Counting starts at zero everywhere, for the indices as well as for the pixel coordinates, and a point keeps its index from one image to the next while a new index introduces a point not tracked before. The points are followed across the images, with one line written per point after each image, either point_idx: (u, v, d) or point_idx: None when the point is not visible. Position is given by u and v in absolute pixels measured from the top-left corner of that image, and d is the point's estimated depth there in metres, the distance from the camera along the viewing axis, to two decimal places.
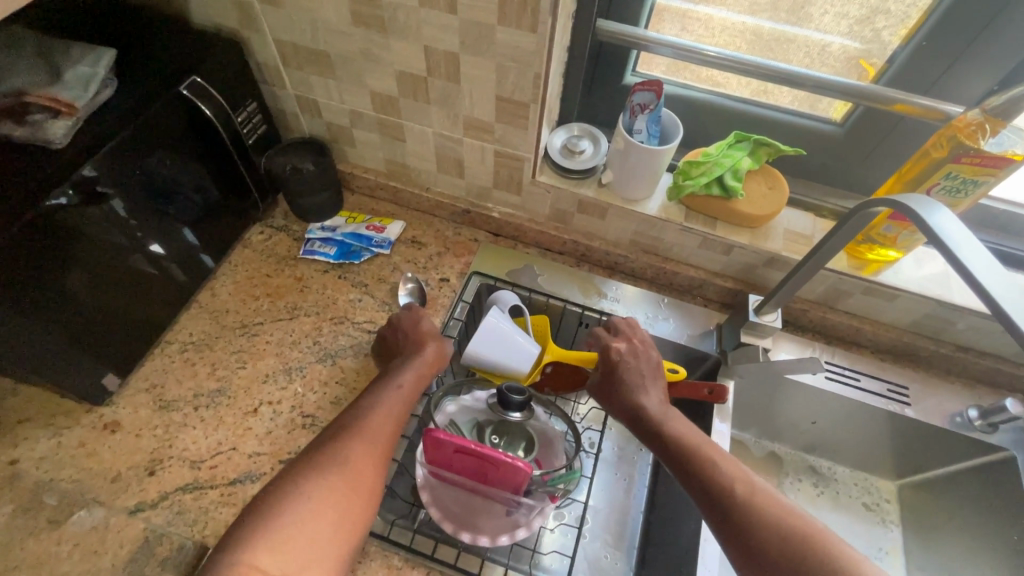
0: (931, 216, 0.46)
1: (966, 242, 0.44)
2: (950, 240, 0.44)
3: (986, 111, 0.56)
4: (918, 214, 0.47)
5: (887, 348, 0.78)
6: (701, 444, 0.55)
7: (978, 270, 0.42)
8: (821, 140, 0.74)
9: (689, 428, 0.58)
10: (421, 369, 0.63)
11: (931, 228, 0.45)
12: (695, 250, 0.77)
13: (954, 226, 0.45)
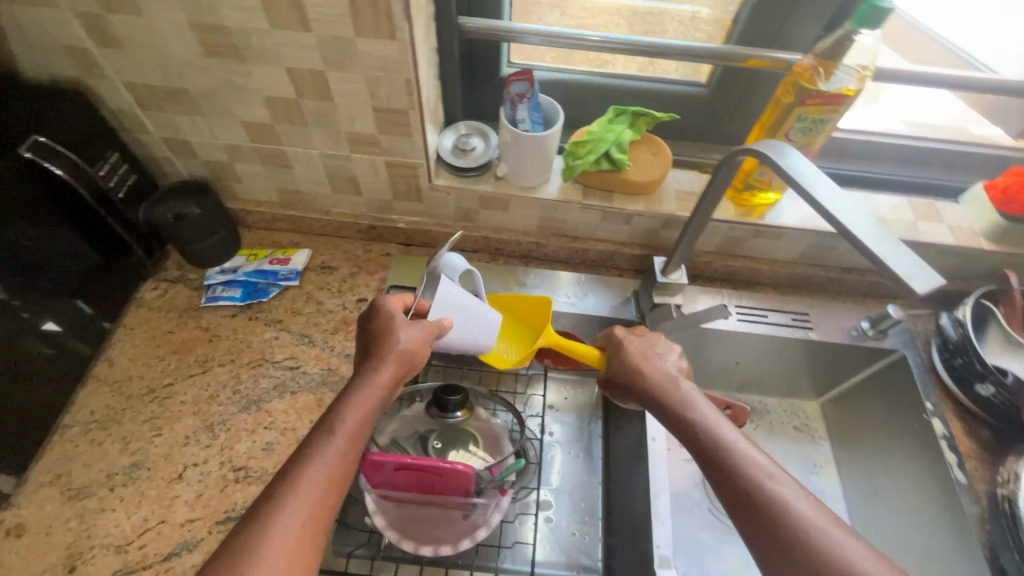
0: (782, 157, 0.51)
1: (815, 176, 0.49)
2: (800, 176, 0.49)
3: (818, 55, 0.62)
4: (772, 157, 0.51)
5: (786, 282, 0.85)
6: (708, 419, 0.53)
7: (824, 198, 0.46)
8: (693, 102, 0.79)
9: (701, 402, 0.56)
10: (374, 387, 0.52)
11: (783, 167, 0.50)
12: (599, 225, 0.80)
13: (802, 163, 0.50)
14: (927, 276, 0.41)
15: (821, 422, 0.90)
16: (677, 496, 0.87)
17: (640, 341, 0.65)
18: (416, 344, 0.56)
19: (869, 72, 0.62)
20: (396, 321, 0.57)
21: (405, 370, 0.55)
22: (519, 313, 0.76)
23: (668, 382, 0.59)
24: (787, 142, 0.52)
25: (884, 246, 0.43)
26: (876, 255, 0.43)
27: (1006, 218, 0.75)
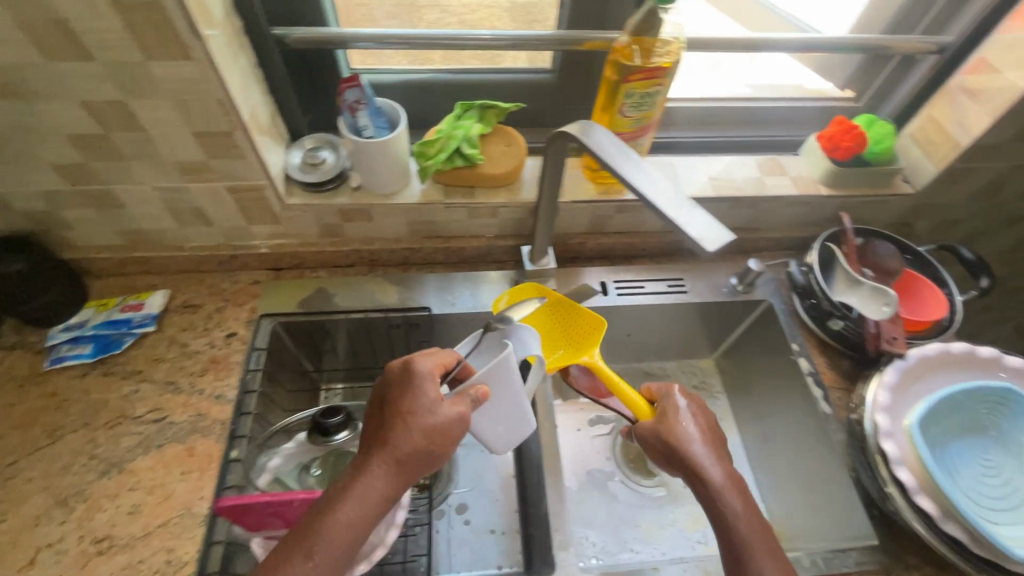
0: (587, 132, 0.54)
1: (621, 153, 0.52)
2: (602, 146, 0.52)
3: (631, 33, 0.64)
4: (579, 132, 0.54)
5: (659, 251, 0.88)
6: (740, 511, 0.52)
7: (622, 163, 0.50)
8: (541, 89, 0.80)
9: (737, 483, 0.54)
10: (375, 490, 0.48)
11: (587, 140, 0.52)
12: (468, 222, 0.80)
13: (605, 137, 0.53)
14: (720, 232, 0.45)
15: (717, 377, 0.95)
16: (591, 473, 0.90)
17: (687, 410, 0.60)
18: (439, 428, 0.50)
19: (680, 42, 0.66)
20: (418, 394, 0.51)
21: (427, 456, 0.50)
22: (555, 313, 0.71)
23: (710, 459, 0.55)
24: (599, 124, 0.54)
25: (683, 211, 0.46)
26: (675, 221, 0.46)
27: (835, 163, 0.81)
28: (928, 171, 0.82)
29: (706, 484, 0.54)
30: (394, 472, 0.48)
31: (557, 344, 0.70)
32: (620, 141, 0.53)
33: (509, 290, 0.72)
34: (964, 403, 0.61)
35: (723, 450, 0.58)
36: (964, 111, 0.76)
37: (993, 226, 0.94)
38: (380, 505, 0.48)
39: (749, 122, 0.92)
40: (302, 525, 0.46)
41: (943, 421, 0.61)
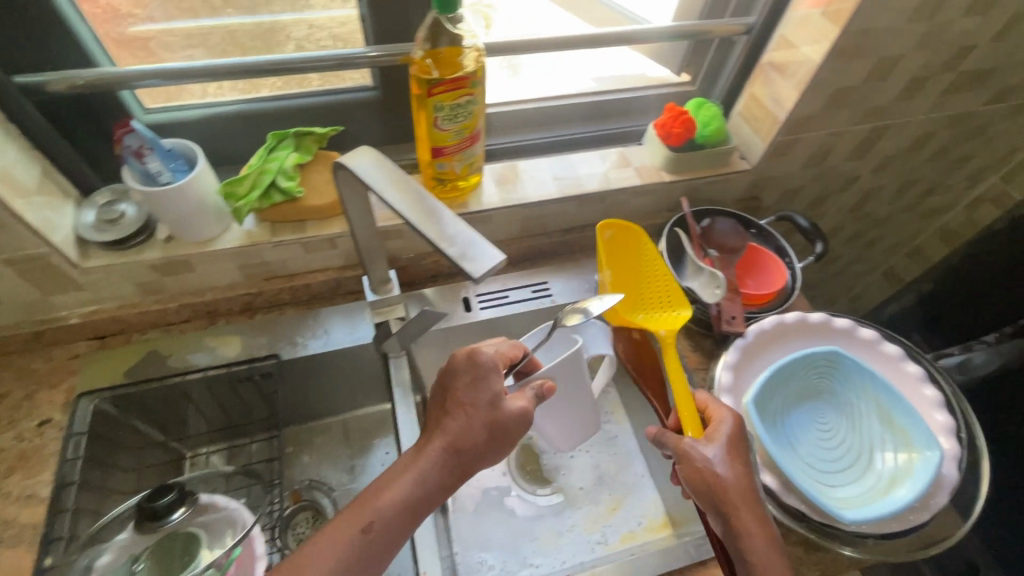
0: (363, 165, 0.47)
1: (409, 188, 0.46)
2: (383, 183, 0.46)
3: (422, 48, 0.62)
4: (355, 166, 0.47)
5: (520, 257, 0.87)
6: (751, 526, 0.52)
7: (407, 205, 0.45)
8: (364, 107, 0.76)
9: (753, 499, 0.53)
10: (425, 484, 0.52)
11: (366, 178, 0.46)
12: (307, 257, 0.75)
13: (384, 167, 0.47)
14: (487, 253, 0.42)
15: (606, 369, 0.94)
16: (486, 492, 0.88)
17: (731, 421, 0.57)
18: (497, 425, 0.54)
19: (475, 44, 0.63)
20: (489, 380, 0.54)
21: (481, 444, 0.53)
22: (649, 273, 0.75)
23: (739, 476, 0.54)
24: (372, 146, 0.49)
25: (451, 235, 0.43)
26: (440, 249, 0.42)
27: (672, 150, 0.83)
28: (758, 147, 0.85)
29: (730, 498, 0.52)
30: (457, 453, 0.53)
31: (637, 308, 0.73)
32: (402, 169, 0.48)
33: (613, 222, 0.72)
34: (795, 372, 0.63)
35: (749, 462, 0.56)
36: (776, 88, 0.79)
37: (833, 189, 1.00)
38: (445, 482, 0.53)
39: (596, 116, 0.92)
40: (375, 488, 0.52)
41: (781, 392, 0.63)
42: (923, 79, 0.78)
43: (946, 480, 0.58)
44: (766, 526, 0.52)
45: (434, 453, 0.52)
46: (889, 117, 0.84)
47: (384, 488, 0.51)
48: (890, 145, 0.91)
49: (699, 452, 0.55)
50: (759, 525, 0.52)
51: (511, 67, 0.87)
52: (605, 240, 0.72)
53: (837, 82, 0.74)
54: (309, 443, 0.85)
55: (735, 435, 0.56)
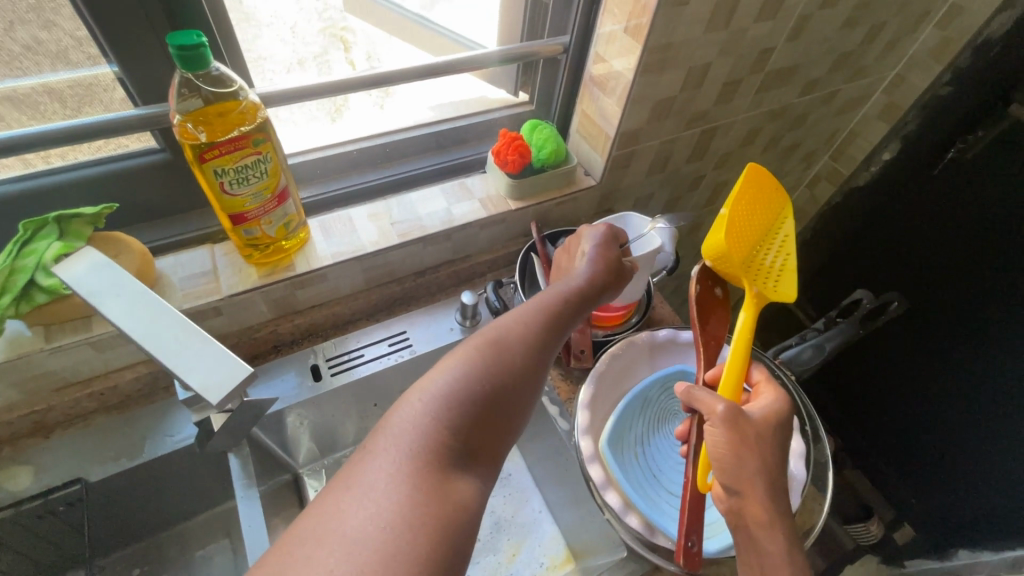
0: (77, 277, 0.40)
1: (136, 298, 0.40)
2: (101, 298, 0.39)
3: (182, 112, 0.54)
4: (65, 279, 0.40)
5: (372, 308, 0.81)
6: (762, 514, 0.48)
7: (132, 324, 0.38)
8: (150, 174, 0.66)
9: (772, 482, 0.48)
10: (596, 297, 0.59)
11: (79, 292, 0.39)
12: (105, 356, 0.63)
13: (107, 275, 0.40)
14: (230, 370, 0.38)
15: None
16: None
17: (775, 403, 0.54)
18: (621, 265, 0.64)
19: (248, 95, 0.56)
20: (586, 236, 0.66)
21: (610, 279, 0.62)
22: (772, 224, 0.66)
23: (767, 452, 0.49)
24: (92, 248, 0.41)
25: (185, 354, 0.38)
26: (172, 374, 0.37)
27: (512, 177, 0.80)
28: (598, 163, 0.84)
29: (751, 476, 0.48)
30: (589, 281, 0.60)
31: (763, 247, 0.64)
32: (131, 274, 0.41)
33: (758, 169, 0.63)
34: (653, 400, 0.70)
35: (783, 448, 0.51)
36: (602, 104, 0.79)
37: (684, 189, 1.02)
38: (548, 326, 0.54)
39: (436, 148, 0.88)
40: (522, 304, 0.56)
41: (646, 422, 0.68)
42: (736, 81, 0.81)
43: (796, 481, 0.63)
44: (783, 521, 0.48)
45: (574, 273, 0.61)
46: (716, 119, 0.87)
47: (478, 337, 0.51)
48: (725, 143, 0.95)
49: (734, 425, 0.50)
50: (776, 517, 0.48)
51: (384, 92, 0.81)
52: (747, 181, 0.62)
53: (655, 94, 0.74)
54: (161, 559, 0.74)
55: (775, 417, 0.52)
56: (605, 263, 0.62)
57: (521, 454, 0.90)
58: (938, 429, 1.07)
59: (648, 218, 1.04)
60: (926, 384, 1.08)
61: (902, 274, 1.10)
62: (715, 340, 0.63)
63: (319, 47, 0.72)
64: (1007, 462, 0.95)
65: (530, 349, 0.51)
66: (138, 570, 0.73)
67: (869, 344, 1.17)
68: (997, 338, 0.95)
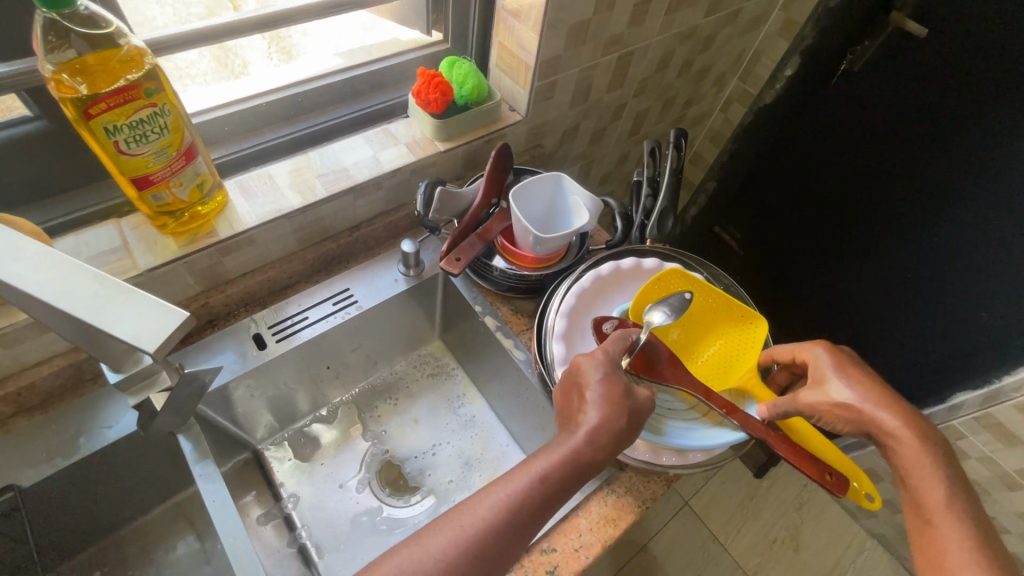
0: None
1: (41, 258, 0.38)
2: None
3: (49, 61, 0.48)
4: None
5: (310, 270, 0.78)
6: (905, 440, 0.54)
7: (42, 287, 0.36)
8: (27, 148, 0.59)
9: (895, 405, 0.56)
10: (603, 457, 0.53)
11: None
12: (15, 351, 0.58)
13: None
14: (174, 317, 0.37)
15: (449, 353, 0.94)
16: (354, 521, 0.77)
17: (821, 356, 0.59)
18: (637, 408, 0.55)
19: (128, 40, 0.50)
20: (609, 344, 0.58)
21: (627, 422, 0.54)
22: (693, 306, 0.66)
23: (862, 394, 0.56)
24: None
25: (116, 309, 0.38)
26: (104, 332, 0.37)
27: (436, 118, 0.78)
28: (522, 96, 0.84)
29: (867, 420, 0.56)
30: (603, 425, 0.53)
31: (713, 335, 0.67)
32: (21, 235, 0.38)
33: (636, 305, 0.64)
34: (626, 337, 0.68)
35: (863, 368, 0.59)
36: (519, 34, 0.77)
37: (607, 119, 1.03)
38: (555, 491, 0.51)
39: (352, 95, 0.83)
40: (523, 463, 0.52)
41: None
42: (645, 2, 0.82)
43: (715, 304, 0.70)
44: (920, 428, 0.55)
45: (592, 416, 0.53)
46: (631, 43, 0.88)
47: (463, 521, 0.48)
48: (641, 68, 0.96)
49: (813, 404, 0.57)
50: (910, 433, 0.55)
51: (277, 51, 0.75)
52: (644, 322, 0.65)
53: (569, 18, 0.74)
54: (121, 556, 0.71)
55: (836, 363, 0.58)
56: (624, 401, 0.54)
57: (482, 396, 0.91)
58: (870, 316, 1.18)
59: (576, 152, 1.05)
60: (854, 274, 1.17)
61: (825, 177, 1.14)
62: (668, 362, 0.62)
63: (203, 8, 0.63)
64: (931, 330, 1.07)
65: (523, 537, 0.49)
66: (98, 573, 0.69)
67: (806, 246, 1.24)
68: (924, 221, 1.02)
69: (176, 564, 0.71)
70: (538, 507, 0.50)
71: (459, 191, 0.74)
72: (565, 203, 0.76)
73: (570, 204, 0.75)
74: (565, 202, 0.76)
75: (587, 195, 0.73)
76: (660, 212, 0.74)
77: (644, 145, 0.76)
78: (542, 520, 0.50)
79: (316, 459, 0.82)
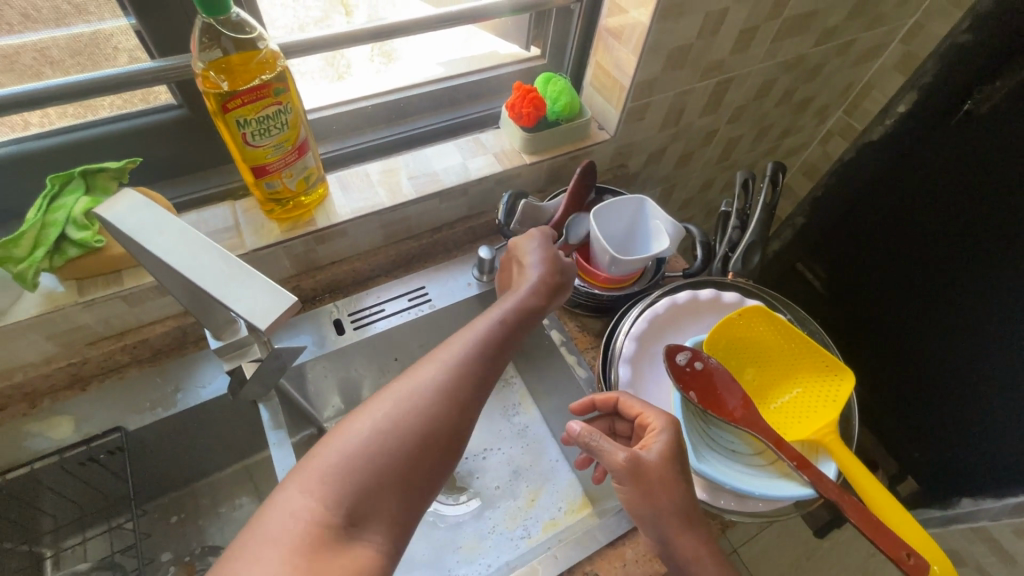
0: (117, 217, 0.41)
1: (180, 234, 0.42)
2: (141, 234, 0.41)
3: (202, 59, 0.54)
4: (106, 219, 0.41)
5: (391, 265, 0.82)
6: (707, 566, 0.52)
7: (179, 260, 0.41)
8: (168, 131, 0.67)
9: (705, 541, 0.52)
10: (548, 297, 0.62)
11: (123, 230, 0.41)
12: (136, 310, 0.65)
13: (145, 213, 0.42)
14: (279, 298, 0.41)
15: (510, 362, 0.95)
16: None
17: (664, 429, 0.54)
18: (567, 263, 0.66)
19: (266, 44, 0.56)
20: (529, 253, 0.66)
21: (562, 273, 0.65)
22: (770, 348, 0.64)
23: (669, 493, 0.51)
24: (130, 190, 0.43)
25: (234, 285, 0.41)
26: (224, 304, 0.41)
27: (526, 131, 0.80)
28: (613, 116, 0.84)
29: (662, 514, 0.51)
30: (519, 304, 0.60)
31: (790, 380, 0.63)
32: (165, 210, 0.43)
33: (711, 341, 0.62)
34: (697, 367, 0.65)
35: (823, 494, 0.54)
36: (617, 55, 0.78)
37: (696, 143, 1.01)
38: (517, 326, 0.58)
39: (448, 104, 0.87)
40: (440, 345, 0.54)
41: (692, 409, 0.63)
42: (752, 29, 0.79)
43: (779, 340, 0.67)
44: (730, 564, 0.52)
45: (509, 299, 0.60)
46: (732, 68, 0.86)
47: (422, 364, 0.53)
48: (738, 95, 0.93)
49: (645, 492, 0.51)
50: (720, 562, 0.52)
51: (384, 56, 0.80)
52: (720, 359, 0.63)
53: (671, 42, 0.74)
54: (195, 506, 0.78)
55: (670, 448, 0.52)
56: (542, 288, 0.62)
57: (537, 408, 0.91)
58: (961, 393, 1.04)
59: (660, 175, 1.04)
60: (945, 341, 1.04)
61: (922, 228, 1.04)
62: (741, 402, 0.59)
63: (321, 11, 0.70)
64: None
65: (499, 354, 0.55)
66: (174, 518, 0.76)
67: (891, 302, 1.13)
68: None
69: (240, 520, 0.77)
70: (504, 333, 0.56)
71: (541, 204, 0.75)
72: (646, 227, 0.75)
73: (651, 229, 0.74)
74: (645, 225, 0.75)
75: (671, 221, 0.72)
76: (747, 246, 0.71)
77: (738, 176, 0.74)
78: (510, 349, 0.57)
79: None
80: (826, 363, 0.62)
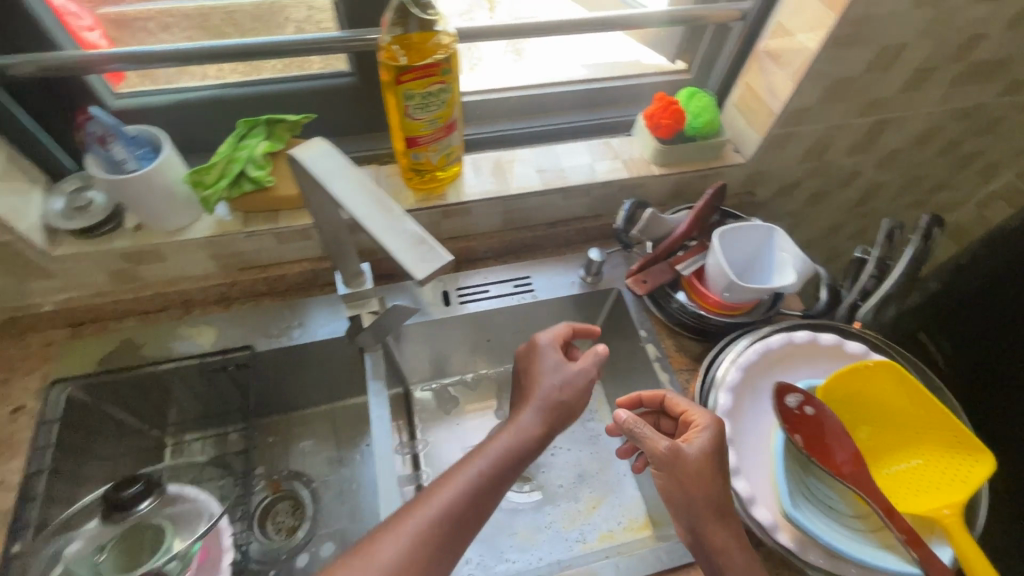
0: (309, 158, 0.48)
1: (357, 181, 0.48)
2: (327, 176, 0.47)
3: (389, 34, 0.60)
4: (300, 159, 0.48)
5: (502, 251, 0.86)
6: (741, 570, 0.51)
7: (353, 204, 0.46)
8: (338, 94, 0.74)
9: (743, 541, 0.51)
10: (556, 421, 0.62)
11: (313, 171, 0.48)
12: (281, 247, 0.73)
13: (332, 159, 0.49)
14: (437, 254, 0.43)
15: None
16: None
17: (707, 427, 0.55)
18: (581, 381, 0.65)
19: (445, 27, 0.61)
20: (541, 367, 0.66)
21: (579, 392, 0.65)
22: (894, 409, 0.59)
23: (705, 484, 0.52)
24: (320, 138, 0.49)
25: (394, 235, 0.45)
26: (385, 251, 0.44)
27: (660, 142, 0.79)
28: (753, 140, 0.81)
29: (696, 504, 0.52)
30: (521, 433, 0.60)
31: (911, 449, 0.58)
32: (348, 159, 0.49)
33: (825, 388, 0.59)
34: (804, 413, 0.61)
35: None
36: (771, 78, 0.75)
37: (836, 182, 0.94)
38: (518, 454, 0.59)
39: (585, 106, 0.89)
40: (446, 470, 0.56)
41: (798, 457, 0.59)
42: (930, 69, 0.73)
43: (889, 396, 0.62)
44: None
45: (510, 425, 0.60)
46: (896, 108, 0.80)
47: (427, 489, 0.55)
48: (896, 138, 0.86)
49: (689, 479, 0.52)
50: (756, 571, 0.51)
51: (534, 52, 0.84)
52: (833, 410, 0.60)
53: (835, 72, 0.70)
54: (289, 432, 0.85)
55: (711, 444, 0.53)
56: (551, 409, 0.63)
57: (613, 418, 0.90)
58: None
59: (787, 210, 0.98)
60: None
61: None
62: (851, 458, 0.55)
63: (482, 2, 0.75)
64: None
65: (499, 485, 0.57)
66: (271, 438, 0.85)
67: None
68: None
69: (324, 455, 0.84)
70: (504, 462, 0.57)
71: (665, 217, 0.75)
72: (771, 257, 0.72)
73: (777, 260, 0.71)
74: (770, 257, 0.72)
75: (801, 256, 0.68)
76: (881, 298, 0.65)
77: (882, 224, 0.68)
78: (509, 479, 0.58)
79: (452, 417, 0.89)
80: (959, 440, 0.56)
